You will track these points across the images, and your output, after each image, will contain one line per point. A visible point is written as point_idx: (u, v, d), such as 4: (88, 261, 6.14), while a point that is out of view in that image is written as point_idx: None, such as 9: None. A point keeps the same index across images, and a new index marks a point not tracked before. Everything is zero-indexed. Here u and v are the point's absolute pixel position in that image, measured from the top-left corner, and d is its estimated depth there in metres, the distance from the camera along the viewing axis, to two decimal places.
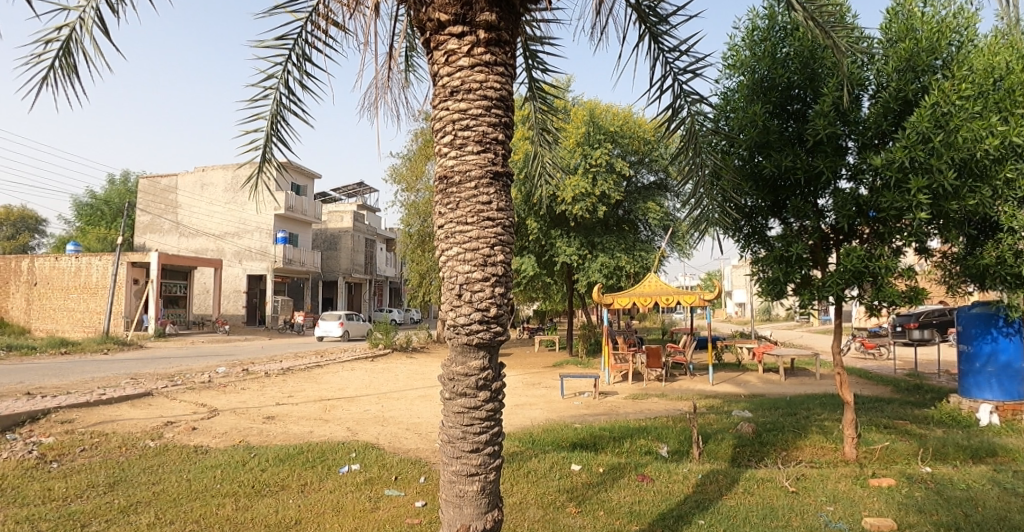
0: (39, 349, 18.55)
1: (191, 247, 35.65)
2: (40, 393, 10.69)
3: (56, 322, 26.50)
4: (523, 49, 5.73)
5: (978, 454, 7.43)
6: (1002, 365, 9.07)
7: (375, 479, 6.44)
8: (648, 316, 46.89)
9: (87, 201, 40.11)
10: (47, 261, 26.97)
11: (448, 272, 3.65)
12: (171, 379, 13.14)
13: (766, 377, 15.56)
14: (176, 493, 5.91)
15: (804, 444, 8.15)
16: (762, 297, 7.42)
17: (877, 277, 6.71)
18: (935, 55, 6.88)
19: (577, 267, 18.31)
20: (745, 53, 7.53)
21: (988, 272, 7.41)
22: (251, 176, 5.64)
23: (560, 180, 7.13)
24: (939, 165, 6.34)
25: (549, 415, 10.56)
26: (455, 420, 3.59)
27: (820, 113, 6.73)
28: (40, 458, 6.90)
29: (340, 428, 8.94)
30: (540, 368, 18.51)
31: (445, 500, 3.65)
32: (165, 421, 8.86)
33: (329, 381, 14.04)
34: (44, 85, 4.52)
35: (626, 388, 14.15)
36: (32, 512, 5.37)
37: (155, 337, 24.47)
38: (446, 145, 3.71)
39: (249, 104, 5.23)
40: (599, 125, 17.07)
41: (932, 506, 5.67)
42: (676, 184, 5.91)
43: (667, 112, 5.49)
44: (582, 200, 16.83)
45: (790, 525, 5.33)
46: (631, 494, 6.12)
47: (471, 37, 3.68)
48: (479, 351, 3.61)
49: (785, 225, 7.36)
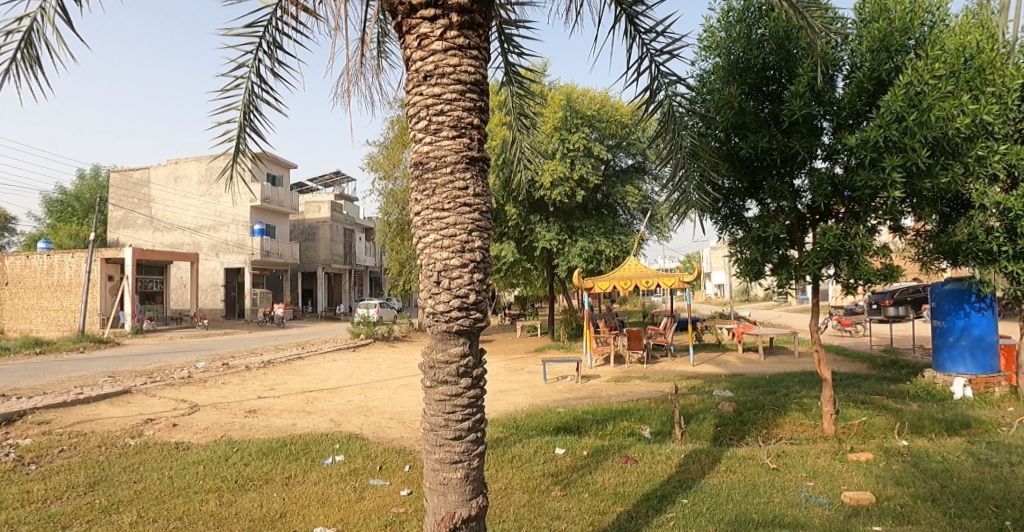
0: (13, 350, 18.12)
1: (166, 241, 35.04)
2: (15, 394, 10.46)
3: (29, 321, 25.91)
4: (498, 33, 5.65)
5: (953, 426, 7.62)
6: (975, 339, 9.31)
7: (360, 470, 6.42)
8: (629, 299, 47.18)
9: (56, 197, 39.15)
10: (18, 260, 26.33)
11: (426, 259, 3.63)
12: (150, 375, 12.95)
13: (746, 357, 15.77)
14: (159, 491, 5.84)
15: (784, 421, 8.31)
16: (741, 277, 7.51)
17: (853, 256, 6.81)
18: (908, 34, 6.95)
19: (557, 252, 18.32)
20: (720, 34, 7.54)
21: (960, 249, 7.56)
22: (225, 168, 5.52)
23: (540, 164, 7.11)
24: (913, 144, 6.42)
25: (533, 400, 10.61)
26: (437, 408, 3.58)
27: (795, 94, 6.78)
28: (17, 461, 6.76)
29: (324, 419, 8.90)
30: (523, 354, 18.57)
31: (430, 489, 3.64)
32: (145, 419, 8.73)
33: (311, 373, 13.93)
34: (5, 78, 4.35)
35: (608, 372, 14.26)
36: (10, 515, 5.27)
37: (133, 334, 24.06)
38: (421, 131, 3.66)
39: (221, 94, 5.11)
40: (576, 109, 17.01)
41: (909, 479, 5.81)
42: (655, 168, 5.92)
43: (644, 95, 5.48)
44: (561, 185, 16.80)
45: (771, 501, 5.44)
46: (616, 476, 6.19)
47: (444, 20, 3.63)
48: (459, 338, 3.59)
49: (762, 206, 7.43)
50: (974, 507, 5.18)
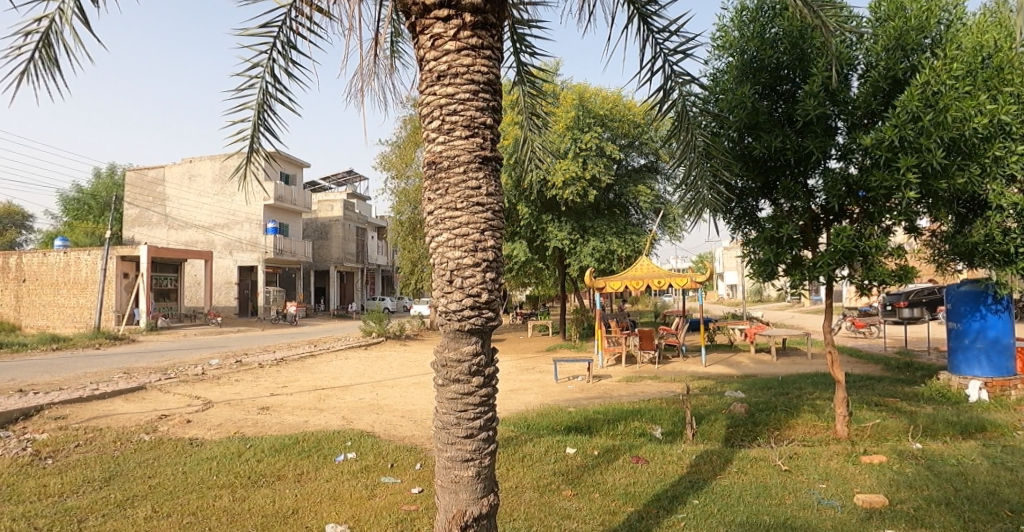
0: (30, 346, 18.41)
1: (181, 239, 35.39)
2: (33, 390, 10.61)
3: (47, 318, 26.29)
4: (510, 32, 5.66)
5: (968, 429, 7.54)
6: (991, 341, 9.19)
7: (371, 467, 6.46)
8: (642, 299, 46.92)
9: (74, 195, 39.71)
10: (36, 257, 26.67)
11: (439, 258, 3.64)
12: (164, 372, 13.08)
13: (758, 358, 15.66)
14: (173, 486, 5.91)
15: (796, 423, 8.24)
16: (754, 278, 7.45)
17: (867, 257, 6.75)
18: (924, 33, 6.87)
19: (568, 251, 18.29)
20: (734, 34, 7.50)
21: (977, 249, 7.46)
22: (239, 166, 5.56)
23: (551, 163, 7.11)
24: (928, 144, 6.36)
25: (543, 399, 10.62)
26: (449, 406, 3.60)
27: (810, 94, 6.73)
28: (34, 455, 6.87)
29: (335, 417, 8.97)
30: (534, 353, 18.55)
31: (441, 487, 3.66)
32: (160, 415, 8.83)
33: (323, 370, 14.05)
34: (25, 78, 4.41)
35: (619, 371, 14.21)
36: (28, 508, 5.36)
37: (147, 331, 24.34)
38: (434, 130, 3.67)
39: (236, 93, 5.18)
40: (588, 108, 16.98)
41: (922, 482, 5.75)
42: (668, 168, 5.87)
43: (658, 94, 5.46)
44: (573, 184, 16.77)
45: (782, 503, 5.41)
46: (626, 476, 6.18)
47: (458, 21, 3.64)
48: (471, 337, 3.60)
49: (775, 206, 7.37)
50: (989, 510, 5.12)
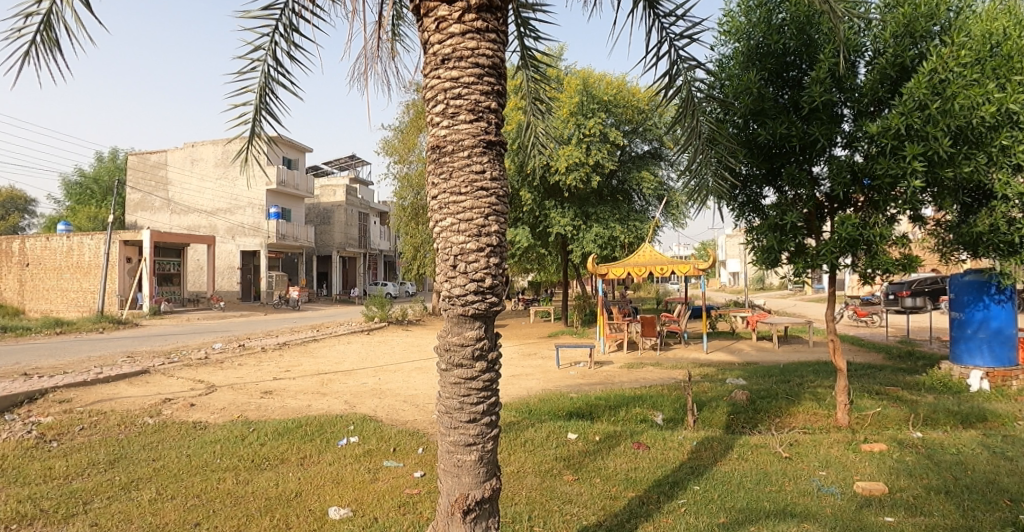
0: (35, 330, 18.51)
1: (184, 224, 35.44)
2: (37, 373, 10.68)
3: (50, 302, 26.36)
4: (515, 16, 5.59)
5: (968, 419, 7.54)
6: (994, 331, 9.16)
7: (373, 451, 6.50)
8: (643, 285, 46.98)
9: (77, 179, 39.75)
10: (39, 241, 26.73)
11: (443, 243, 3.63)
12: (167, 357, 13.13)
13: (760, 345, 15.65)
14: (177, 469, 5.95)
15: (797, 411, 8.23)
16: (756, 265, 7.42)
17: (872, 245, 6.72)
18: (933, 20, 6.79)
19: (572, 237, 18.24)
20: (740, 19, 7.40)
21: (981, 239, 7.43)
22: (240, 150, 5.51)
23: (553, 147, 7.05)
24: (935, 133, 6.32)
25: (545, 385, 10.65)
26: (452, 391, 3.60)
27: (816, 80, 6.65)
28: (39, 438, 6.93)
29: (338, 401, 9.01)
30: (536, 339, 18.56)
31: (444, 470, 3.68)
32: (163, 399, 8.88)
33: (325, 355, 14.10)
34: (26, 61, 4.38)
35: (621, 358, 14.23)
36: (33, 490, 5.41)
37: (151, 315, 24.41)
38: (438, 114, 3.65)
39: (237, 77, 5.13)
40: (592, 94, 16.87)
41: (922, 471, 5.76)
42: (672, 153, 5.79)
43: (664, 79, 5.41)
44: (576, 169, 16.70)
45: (783, 489, 5.45)
46: (627, 461, 6.22)
47: (462, 3, 3.60)
48: (474, 322, 3.59)
49: (779, 193, 7.32)
50: (988, 499, 5.14)
